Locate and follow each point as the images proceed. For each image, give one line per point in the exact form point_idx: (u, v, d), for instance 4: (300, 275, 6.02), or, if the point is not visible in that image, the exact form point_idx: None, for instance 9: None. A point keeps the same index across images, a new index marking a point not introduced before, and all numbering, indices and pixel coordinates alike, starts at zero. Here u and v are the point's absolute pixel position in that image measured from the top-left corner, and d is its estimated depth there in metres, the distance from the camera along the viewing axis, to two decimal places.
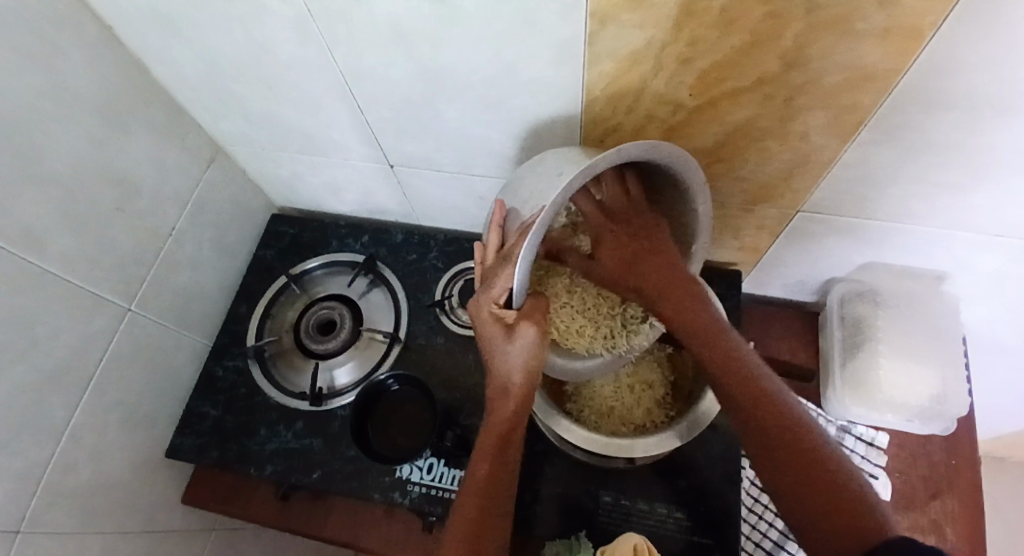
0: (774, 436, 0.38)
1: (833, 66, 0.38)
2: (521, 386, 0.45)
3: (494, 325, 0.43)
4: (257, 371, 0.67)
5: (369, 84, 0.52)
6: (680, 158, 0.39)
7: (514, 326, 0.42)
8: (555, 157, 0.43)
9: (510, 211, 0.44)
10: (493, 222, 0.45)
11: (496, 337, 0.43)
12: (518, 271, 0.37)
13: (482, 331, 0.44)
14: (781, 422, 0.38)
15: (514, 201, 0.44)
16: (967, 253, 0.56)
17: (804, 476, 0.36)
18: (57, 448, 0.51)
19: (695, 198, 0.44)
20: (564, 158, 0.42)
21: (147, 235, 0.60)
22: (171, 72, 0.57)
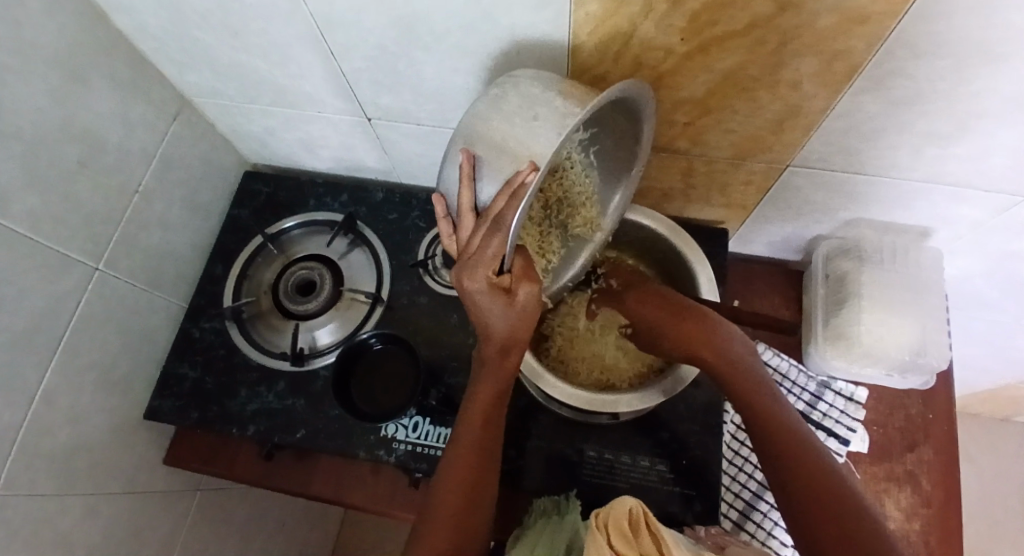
0: (794, 462, 0.44)
1: (830, 6, 0.36)
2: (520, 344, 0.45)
3: (489, 293, 0.40)
4: (236, 332, 0.65)
5: (339, 29, 0.49)
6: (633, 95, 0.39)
7: (511, 288, 0.41)
8: (523, 94, 0.39)
9: (479, 164, 0.39)
10: (461, 175, 0.39)
11: (496, 305, 0.41)
12: (512, 236, 0.35)
13: (472, 301, 0.41)
14: (807, 462, 0.44)
15: (486, 147, 0.39)
16: (953, 210, 0.55)
17: (825, 505, 0.42)
18: (30, 413, 0.50)
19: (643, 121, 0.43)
20: (532, 96, 0.39)
21: (112, 194, 0.57)
22: (128, 19, 0.53)
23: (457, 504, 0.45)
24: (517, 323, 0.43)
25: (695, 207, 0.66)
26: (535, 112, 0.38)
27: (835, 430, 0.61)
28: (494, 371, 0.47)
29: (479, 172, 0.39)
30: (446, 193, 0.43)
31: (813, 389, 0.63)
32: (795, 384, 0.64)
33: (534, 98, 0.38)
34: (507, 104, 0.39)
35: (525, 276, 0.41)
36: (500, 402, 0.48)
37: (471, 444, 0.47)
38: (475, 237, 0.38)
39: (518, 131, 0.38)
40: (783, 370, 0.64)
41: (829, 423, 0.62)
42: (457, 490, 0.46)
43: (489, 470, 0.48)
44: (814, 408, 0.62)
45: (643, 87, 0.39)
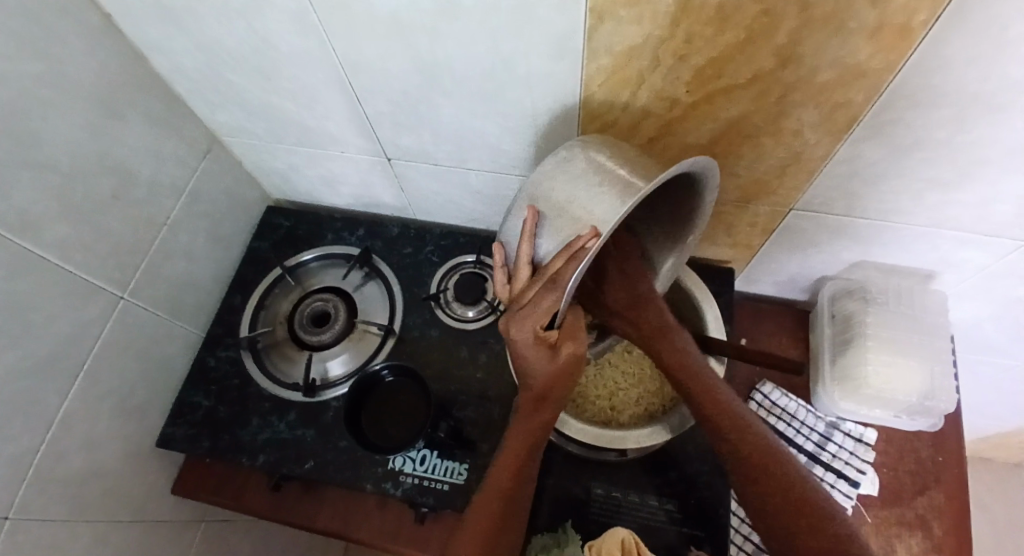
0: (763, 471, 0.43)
1: (827, 63, 0.39)
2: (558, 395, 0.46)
3: (533, 345, 0.43)
4: (251, 362, 0.67)
5: (367, 76, 0.52)
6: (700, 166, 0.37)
7: (555, 347, 0.44)
8: (591, 161, 0.40)
9: (542, 223, 0.42)
10: (523, 230, 0.43)
11: (539, 357, 0.44)
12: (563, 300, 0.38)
13: (518, 349, 0.44)
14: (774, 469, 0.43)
15: (549, 207, 0.42)
16: (954, 253, 0.57)
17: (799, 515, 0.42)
18: (48, 437, 0.51)
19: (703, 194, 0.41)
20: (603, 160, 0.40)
21: (141, 223, 0.60)
22: (168, 63, 0.57)
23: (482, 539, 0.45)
24: (556, 378, 0.45)
25: (701, 247, 0.68)
26: (601, 182, 0.38)
27: (844, 472, 0.61)
28: (533, 421, 0.48)
29: (541, 230, 0.42)
30: (506, 242, 0.46)
31: (822, 430, 0.63)
32: (804, 425, 0.63)
33: (603, 165, 0.39)
34: (576, 165, 0.41)
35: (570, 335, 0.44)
36: (536, 447, 0.48)
37: (502, 487, 0.47)
38: (530, 289, 0.42)
39: (584, 191, 0.39)
40: (791, 410, 0.64)
41: (838, 464, 0.61)
42: (479, 531, 0.46)
43: (510, 519, 0.47)
44: (823, 449, 0.62)
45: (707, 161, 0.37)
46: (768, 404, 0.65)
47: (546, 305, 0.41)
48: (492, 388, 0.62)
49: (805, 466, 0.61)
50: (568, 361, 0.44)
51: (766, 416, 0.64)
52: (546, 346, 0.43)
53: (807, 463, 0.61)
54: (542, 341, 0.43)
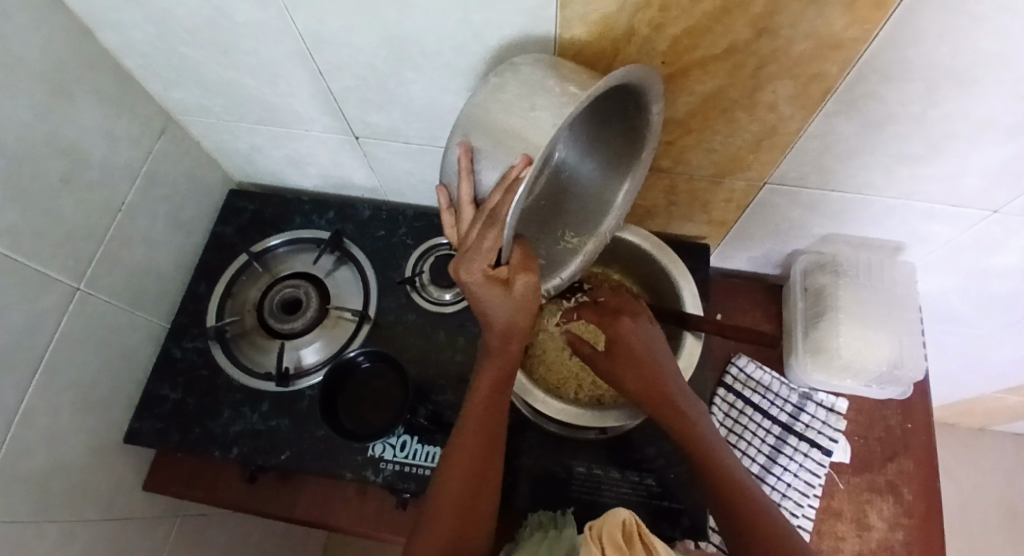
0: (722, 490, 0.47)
1: (804, 33, 0.38)
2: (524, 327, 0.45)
3: (487, 285, 0.40)
4: (219, 352, 0.64)
5: (330, 50, 0.49)
6: (637, 77, 0.36)
7: (510, 280, 0.41)
8: (519, 83, 0.38)
9: (477, 156, 0.39)
10: (461, 169, 0.40)
11: (493, 294, 0.41)
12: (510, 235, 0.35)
13: (470, 293, 0.41)
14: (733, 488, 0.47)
15: (482, 139, 0.38)
16: (922, 225, 0.58)
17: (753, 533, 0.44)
18: (7, 437, 0.48)
19: (649, 105, 0.40)
20: (536, 77, 0.37)
21: (96, 211, 0.56)
22: (116, 37, 0.53)
23: (464, 491, 0.46)
24: (517, 312, 0.44)
25: (677, 224, 0.68)
26: (533, 102, 0.36)
27: (818, 441, 0.62)
28: (498, 363, 0.48)
29: (478, 163, 0.39)
30: (448, 184, 0.43)
31: (795, 401, 0.64)
32: (778, 397, 0.64)
33: (535, 83, 0.37)
34: (507, 89, 0.38)
35: (520, 265, 0.41)
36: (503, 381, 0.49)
37: (475, 424, 0.48)
38: (470, 228, 0.38)
39: (518, 110, 0.36)
40: (766, 383, 0.65)
41: (812, 434, 0.63)
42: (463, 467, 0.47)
43: (492, 452, 0.48)
44: (797, 419, 0.63)
45: (649, 70, 0.36)
46: (744, 377, 0.65)
47: (491, 239, 0.37)
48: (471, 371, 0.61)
49: (780, 436, 0.63)
50: (524, 294, 0.42)
51: (741, 389, 0.65)
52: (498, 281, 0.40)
53: (781, 434, 0.63)
54: (493, 277, 0.40)
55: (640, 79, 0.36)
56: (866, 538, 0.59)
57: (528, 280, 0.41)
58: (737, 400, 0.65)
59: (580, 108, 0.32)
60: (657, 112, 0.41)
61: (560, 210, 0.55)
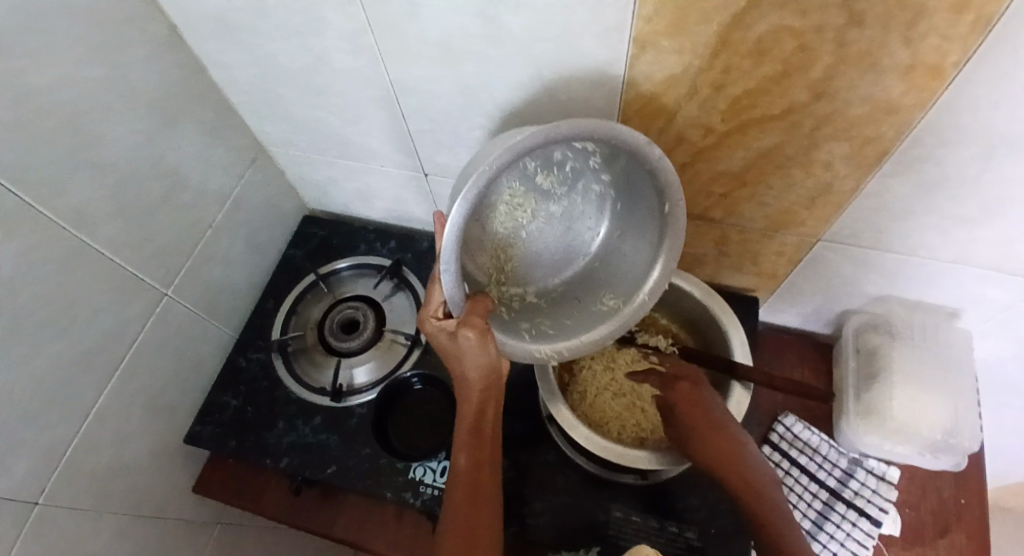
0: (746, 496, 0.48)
1: (859, 98, 0.41)
2: (482, 380, 0.48)
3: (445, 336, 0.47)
4: (280, 365, 0.68)
5: (414, 96, 0.55)
6: (586, 128, 0.37)
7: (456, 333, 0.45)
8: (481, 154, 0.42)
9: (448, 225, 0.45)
10: None
11: (444, 344, 0.47)
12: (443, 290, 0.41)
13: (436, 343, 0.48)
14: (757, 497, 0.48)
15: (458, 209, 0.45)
16: (981, 290, 0.57)
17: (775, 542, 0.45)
18: (82, 425, 0.52)
19: (644, 156, 0.40)
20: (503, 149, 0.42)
21: (188, 225, 0.63)
22: (227, 76, 0.61)
23: (463, 526, 0.47)
24: (474, 367, 0.47)
25: (726, 274, 0.69)
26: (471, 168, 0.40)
27: (867, 510, 0.60)
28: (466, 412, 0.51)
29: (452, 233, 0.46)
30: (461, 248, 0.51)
31: (845, 466, 0.62)
32: (827, 460, 0.62)
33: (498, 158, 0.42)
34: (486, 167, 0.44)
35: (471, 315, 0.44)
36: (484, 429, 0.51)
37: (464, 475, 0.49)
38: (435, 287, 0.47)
39: (466, 172, 0.41)
40: (814, 445, 0.63)
41: (861, 502, 0.60)
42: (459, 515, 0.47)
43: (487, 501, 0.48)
44: (846, 485, 0.61)
45: (612, 123, 0.37)
46: (790, 436, 0.64)
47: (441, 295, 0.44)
48: None
49: (827, 501, 0.61)
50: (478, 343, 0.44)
51: (789, 449, 0.63)
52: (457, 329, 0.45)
53: (829, 499, 0.61)
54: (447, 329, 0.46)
55: (604, 129, 0.37)
56: None
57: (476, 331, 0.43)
58: (783, 461, 0.63)
59: (479, 179, 0.36)
60: (655, 155, 0.40)
61: (606, 282, 0.55)
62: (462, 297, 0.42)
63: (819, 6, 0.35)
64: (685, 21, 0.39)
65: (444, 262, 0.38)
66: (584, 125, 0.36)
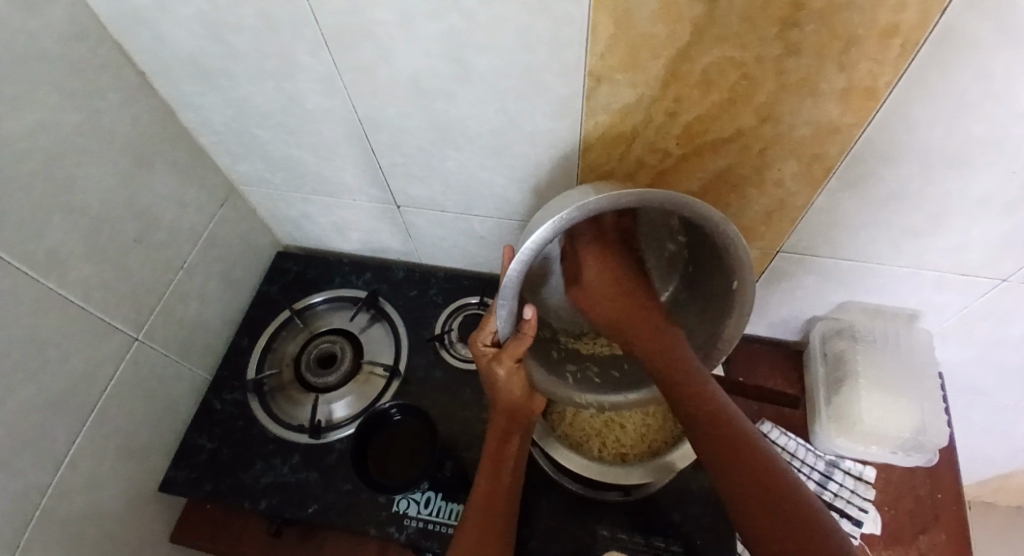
0: (732, 456, 0.37)
1: (801, 120, 0.44)
2: (511, 405, 0.52)
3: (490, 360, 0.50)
4: (257, 404, 0.67)
5: (384, 132, 0.56)
6: (661, 199, 0.38)
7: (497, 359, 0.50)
8: (562, 201, 0.42)
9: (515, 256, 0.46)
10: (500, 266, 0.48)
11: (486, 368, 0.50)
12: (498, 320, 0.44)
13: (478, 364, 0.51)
14: (748, 458, 0.37)
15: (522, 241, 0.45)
16: (933, 293, 0.60)
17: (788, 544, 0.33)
18: (55, 475, 0.51)
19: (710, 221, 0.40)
20: (575, 191, 0.42)
21: (160, 267, 0.62)
22: (197, 118, 0.61)
23: (478, 534, 0.46)
24: (513, 392, 0.51)
25: None
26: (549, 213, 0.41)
27: (847, 511, 0.61)
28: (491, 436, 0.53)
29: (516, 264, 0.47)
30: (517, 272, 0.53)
31: (822, 468, 0.64)
32: (805, 463, 0.64)
33: (570, 199, 0.41)
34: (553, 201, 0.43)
35: (517, 350, 0.47)
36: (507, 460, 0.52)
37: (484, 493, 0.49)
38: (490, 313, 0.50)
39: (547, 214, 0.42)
40: (791, 450, 0.64)
41: (840, 504, 0.61)
42: (477, 522, 0.47)
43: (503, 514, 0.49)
44: (825, 488, 0.62)
45: (690, 198, 0.38)
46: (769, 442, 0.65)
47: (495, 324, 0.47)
48: None
49: None
50: (510, 373, 0.50)
51: None
52: (495, 358, 0.49)
53: None
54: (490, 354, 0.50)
55: (684, 203, 0.38)
56: None
57: (511, 361, 0.48)
58: None
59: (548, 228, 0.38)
60: (732, 232, 0.40)
61: None
62: (511, 330, 0.46)
63: (758, 38, 0.37)
64: (636, 56, 0.41)
65: (501, 295, 0.42)
66: (656, 199, 0.37)
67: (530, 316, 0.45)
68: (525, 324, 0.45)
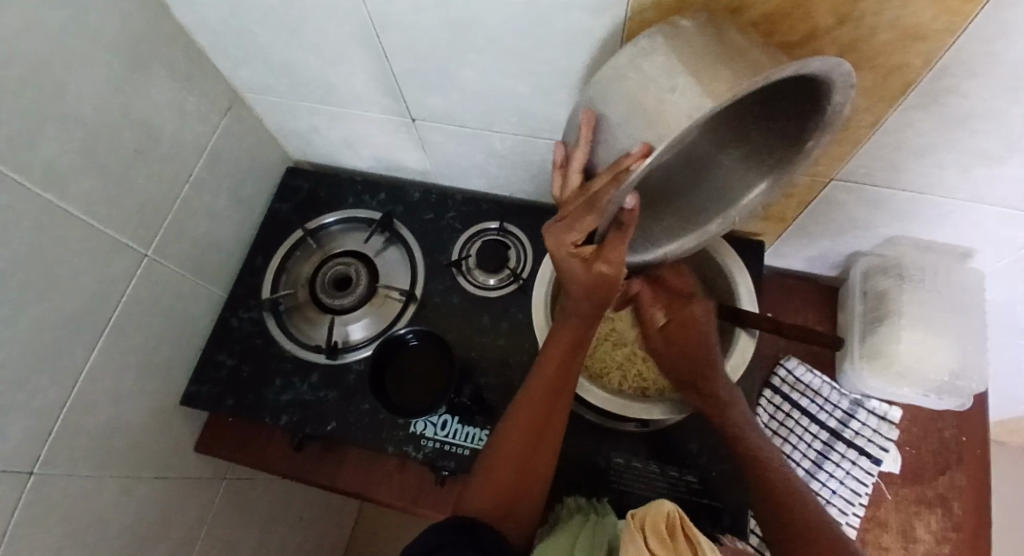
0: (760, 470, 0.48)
1: (889, 22, 0.36)
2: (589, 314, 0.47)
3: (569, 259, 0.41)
4: (273, 324, 0.67)
5: (398, 32, 0.50)
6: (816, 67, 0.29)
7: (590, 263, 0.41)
8: (672, 54, 0.33)
9: (599, 126, 0.37)
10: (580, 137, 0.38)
11: (574, 271, 0.41)
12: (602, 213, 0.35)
13: (556, 264, 0.42)
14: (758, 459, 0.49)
15: (608, 107, 0.36)
16: (1000, 231, 0.55)
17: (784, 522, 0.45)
18: (75, 391, 0.51)
19: (831, 95, 0.33)
20: (694, 45, 0.32)
21: (165, 182, 0.59)
22: (191, 14, 0.55)
23: (519, 450, 0.46)
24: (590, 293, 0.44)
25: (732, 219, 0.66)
26: (674, 83, 0.31)
27: (867, 450, 0.60)
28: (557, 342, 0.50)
29: (600, 134, 0.37)
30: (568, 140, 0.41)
31: (846, 407, 0.62)
32: (828, 402, 0.62)
33: (685, 57, 0.32)
34: (659, 56, 0.33)
35: (620, 245, 0.40)
36: (568, 372, 0.49)
37: (532, 409, 0.48)
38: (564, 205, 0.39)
39: (664, 81, 0.32)
40: (815, 387, 0.63)
41: (860, 442, 0.60)
42: (525, 428, 0.48)
43: (554, 415, 0.48)
44: (846, 426, 0.61)
45: (841, 60, 0.29)
46: (792, 380, 0.63)
47: (588, 223, 0.37)
48: (513, 355, 0.62)
49: (827, 442, 0.61)
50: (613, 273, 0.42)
51: (789, 391, 0.63)
52: (594, 260, 0.41)
53: (829, 440, 0.61)
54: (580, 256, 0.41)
55: (833, 67, 0.30)
56: (912, 550, 0.57)
57: (618, 259, 0.40)
58: (783, 403, 0.63)
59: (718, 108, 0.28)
60: (840, 99, 0.33)
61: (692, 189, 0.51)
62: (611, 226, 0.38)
63: None
64: None
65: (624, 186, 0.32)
66: (812, 67, 0.28)
67: (633, 206, 0.35)
68: (627, 217, 0.36)
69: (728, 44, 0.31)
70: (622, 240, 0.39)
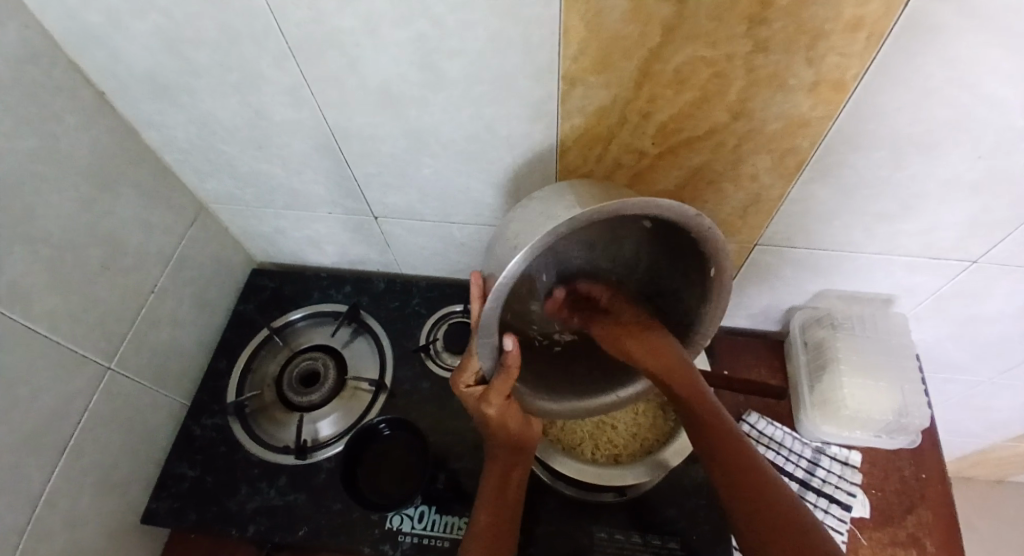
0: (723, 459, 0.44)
1: (773, 116, 0.44)
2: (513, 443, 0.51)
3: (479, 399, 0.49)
4: (239, 427, 0.65)
5: (357, 144, 0.55)
6: (642, 204, 0.34)
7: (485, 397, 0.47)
8: (523, 219, 0.40)
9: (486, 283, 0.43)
10: (472, 294, 0.45)
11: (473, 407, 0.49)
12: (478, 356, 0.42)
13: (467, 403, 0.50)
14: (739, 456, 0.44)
15: (490, 266, 0.42)
16: (906, 277, 0.62)
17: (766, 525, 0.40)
18: (30, 518, 0.49)
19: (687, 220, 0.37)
20: (552, 203, 0.39)
21: (129, 292, 0.60)
22: (161, 137, 0.59)
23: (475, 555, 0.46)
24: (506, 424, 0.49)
25: None
26: (517, 241, 0.38)
27: (836, 496, 0.62)
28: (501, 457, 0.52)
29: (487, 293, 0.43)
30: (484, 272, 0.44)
31: (810, 455, 0.64)
32: (793, 452, 0.64)
33: (535, 217, 0.38)
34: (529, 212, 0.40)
35: (504, 387, 0.44)
36: (511, 483, 0.51)
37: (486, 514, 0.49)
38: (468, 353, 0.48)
39: (512, 239, 0.39)
40: (779, 439, 0.65)
41: (829, 489, 0.62)
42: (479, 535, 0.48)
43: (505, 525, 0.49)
44: (813, 475, 0.63)
45: (656, 200, 0.34)
46: (757, 433, 0.66)
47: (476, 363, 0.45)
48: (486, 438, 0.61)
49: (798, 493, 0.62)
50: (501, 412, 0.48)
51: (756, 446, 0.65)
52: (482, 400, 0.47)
53: (800, 490, 0.62)
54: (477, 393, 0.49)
55: (642, 205, 0.34)
56: None
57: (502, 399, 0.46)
58: None
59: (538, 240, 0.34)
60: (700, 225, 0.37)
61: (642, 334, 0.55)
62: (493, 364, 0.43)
63: (728, 36, 0.38)
64: (608, 59, 0.41)
65: (480, 335, 0.39)
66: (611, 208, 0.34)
67: (512, 347, 0.41)
68: (508, 357, 0.42)
69: (561, 202, 0.38)
70: (507, 382, 0.44)
